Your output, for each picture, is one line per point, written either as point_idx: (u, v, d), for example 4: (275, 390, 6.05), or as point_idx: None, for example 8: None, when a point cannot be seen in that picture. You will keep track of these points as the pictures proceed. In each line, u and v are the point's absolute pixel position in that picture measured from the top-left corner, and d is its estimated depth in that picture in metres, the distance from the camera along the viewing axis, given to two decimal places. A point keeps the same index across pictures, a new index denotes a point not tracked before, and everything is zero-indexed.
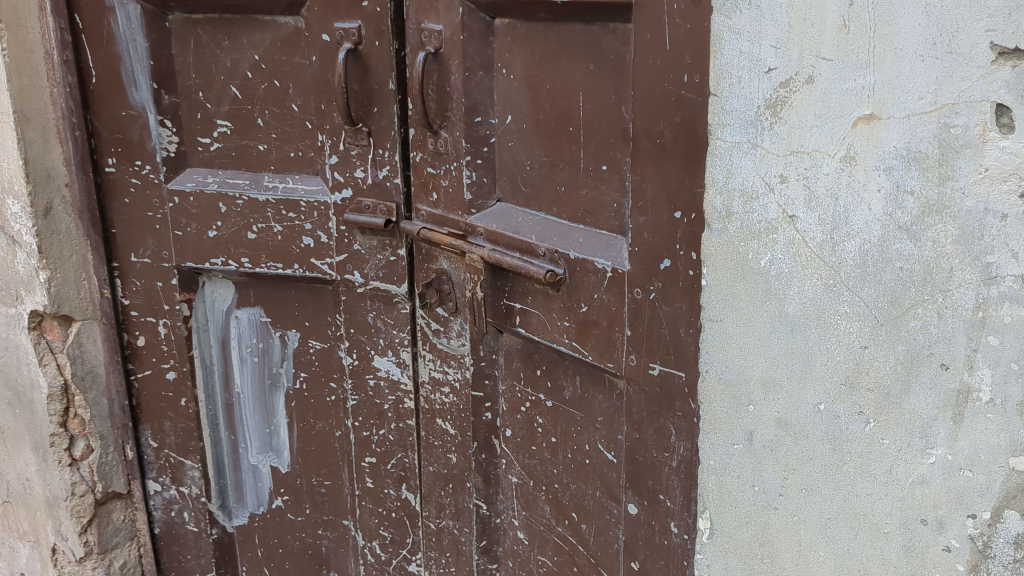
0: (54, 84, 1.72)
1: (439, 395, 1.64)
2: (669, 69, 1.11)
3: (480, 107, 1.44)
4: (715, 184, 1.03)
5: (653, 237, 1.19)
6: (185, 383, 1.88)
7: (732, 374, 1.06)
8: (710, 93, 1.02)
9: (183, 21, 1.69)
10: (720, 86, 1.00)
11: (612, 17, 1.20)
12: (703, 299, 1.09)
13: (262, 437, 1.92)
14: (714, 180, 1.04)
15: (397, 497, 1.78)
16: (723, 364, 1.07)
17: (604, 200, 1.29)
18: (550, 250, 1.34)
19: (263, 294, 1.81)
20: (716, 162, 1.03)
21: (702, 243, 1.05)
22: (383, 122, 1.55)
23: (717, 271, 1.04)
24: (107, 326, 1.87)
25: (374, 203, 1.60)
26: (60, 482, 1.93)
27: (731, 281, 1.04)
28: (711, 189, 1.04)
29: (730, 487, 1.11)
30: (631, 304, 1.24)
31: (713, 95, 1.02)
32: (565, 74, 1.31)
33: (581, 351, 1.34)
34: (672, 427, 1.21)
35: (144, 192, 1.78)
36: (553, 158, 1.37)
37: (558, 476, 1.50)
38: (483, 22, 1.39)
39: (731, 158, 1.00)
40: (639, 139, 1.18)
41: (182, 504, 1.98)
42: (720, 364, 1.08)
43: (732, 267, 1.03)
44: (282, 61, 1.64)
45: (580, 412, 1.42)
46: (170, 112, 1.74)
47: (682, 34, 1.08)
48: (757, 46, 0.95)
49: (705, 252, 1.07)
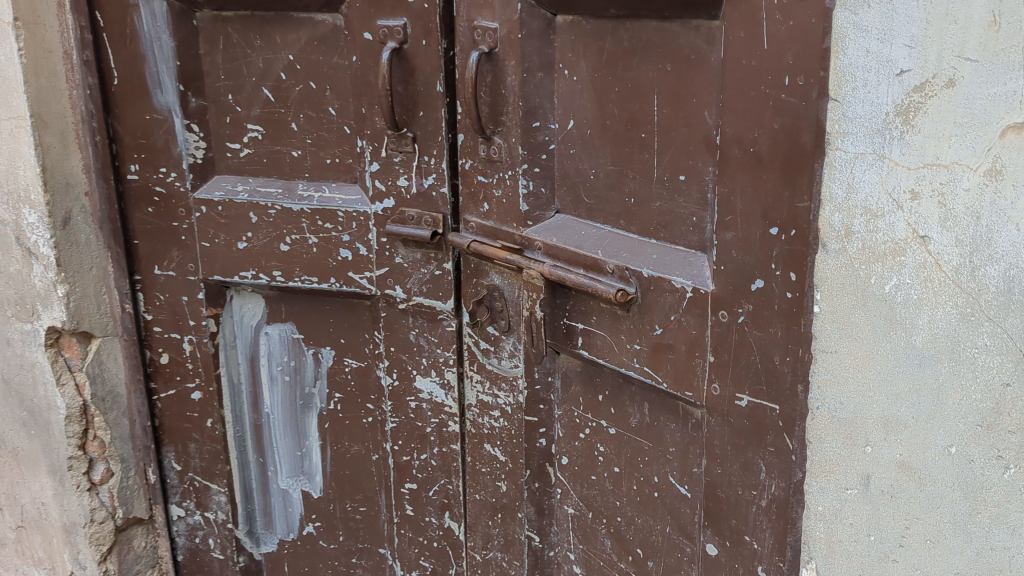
0: (74, 86, 1.62)
1: (488, 419, 1.54)
2: (766, 70, 1.01)
3: (539, 111, 1.33)
4: (832, 200, 0.91)
5: (742, 256, 1.08)
6: (211, 403, 1.78)
7: (845, 412, 0.94)
8: (830, 98, 0.90)
9: (211, 19, 1.58)
10: (842, 91, 0.89)
11: (694, 13, 1.10)
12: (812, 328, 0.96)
13: (292, 460, 1.81)
14: (831, 196, 0.91)
15: (439, 526, 1.67)
16: (836, 401, 0.95)
17: (681, 213, 1.19)
18: (619, 267, 1.24)
19: (295, 310, 1.70)
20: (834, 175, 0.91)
21: (815, 264, 0.94)
22: (429, 127, 1.45)
23: (832, 296, 0.92)
24: (128, 343, 1.77)
25: (419, 214, 1.50)
26: (78, 508, 1.82)
27: (848, 307, 0.92)
28: (826, 207, 0.92)
29: (841, 537, 0.99)
30: (715, 328, 1.13)
31: (833, 100, 0.90)
32: (637, 75, 1.20)
33: (654, 377, 1.23)
34: (762, 463, 1.11)
35: (168, 201, 1.67)
36: (621, 166, 1.25)
37: (621, 509, 1.39)
38: (544, 20, 1.29)
39: (853, 171, 0.89)
40: (729, 147, 1.07)
41: (207, 530, 1.87)
42: (832, 401, 0.96)
43: (849, 293, 0.91)
44: (320, 62, 1.53)
45: (648, 441, 1.32)
46: (197, 115, 1.63)
47: (783, 32, 0.98)
48: (888, 45, 0.84)
49: (817, 273, 0.95)
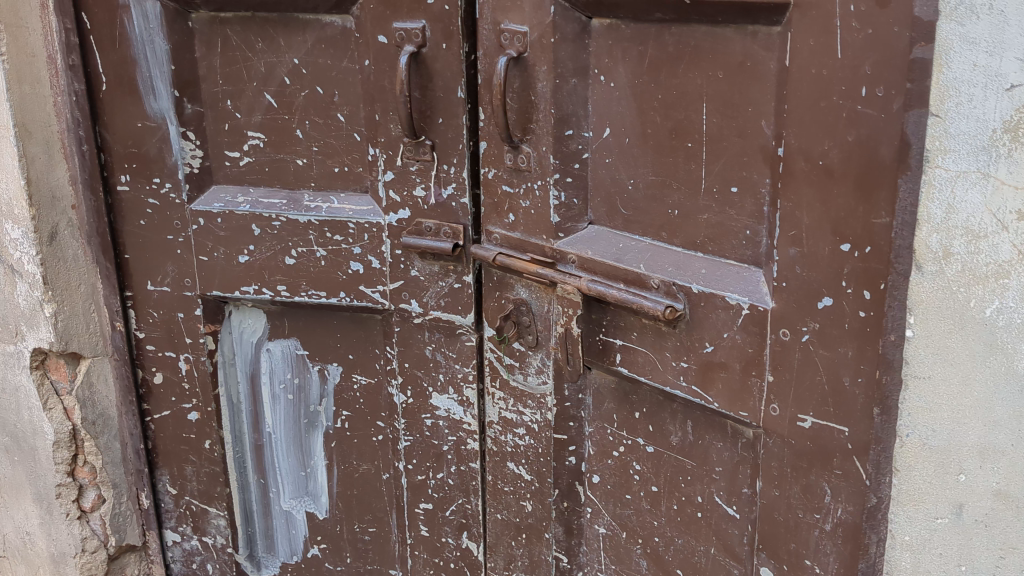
0: (58, 93, 1.54)
1: (512, 437, 1.48)
2: (840, 80, 0.96)
3: (572, 118, 1.27)
4: (931, 220, 0.93)
5: (809, 273, 1.03)
6: (209, 424, 1.69)
7: (939, 440, 0.98)
8: (930, 113, 0.90)
9: (208, 20, 1.49)
10: (944, 105, 0.90)
11: (753, 19, 1.04)
12: (903, 355, 0.98)
13: (295, 481, 1.73)
14: (928, 216, 0.93)
15: (457, 547, 1.62)
16: (929, 429, 0.98)
17: (733, 226, 1.14)
18: (666, 283, 1.19)
19: (300, 325, 1.62)
20: (931, 194, 0.92)
21: (909, 286, 0.96)
22: (449, 135, 1.38)
23: (930, 322, 0.95)
24: (119, 362, 1.68)
25: (437, 225, 1.43)
26: (68, 538, 1.75)
27: (946, 333, 0.95)
28: (923, 227, 0.94)
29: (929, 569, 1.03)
30: (775, 347, 1.08)
31: (933, 115, 0.90)
32: (684, 82, 1.14)
33: (703, 397, 1.18)
34: (826, 487, 1.07)
35: (163, 213, 1.58)
36: (665, 177, 1.20)
37: (659, 529, 1.35)
38: (578, 23, 1.22)
39: (955, 190, 0.91)
40: (794, 159, 1.02)
41: (205, 555, 1.79)
42: (925, 428, 0.99)
43: (947, 319, 0.95)
44: (327, 66, 1.45)
45: (691, 461, 1.27)
46: (194, 123, 1.54)
47: (861, 40, 0.93)
48: (997, 58, 0.86)
49: (912, 295, 0.96)
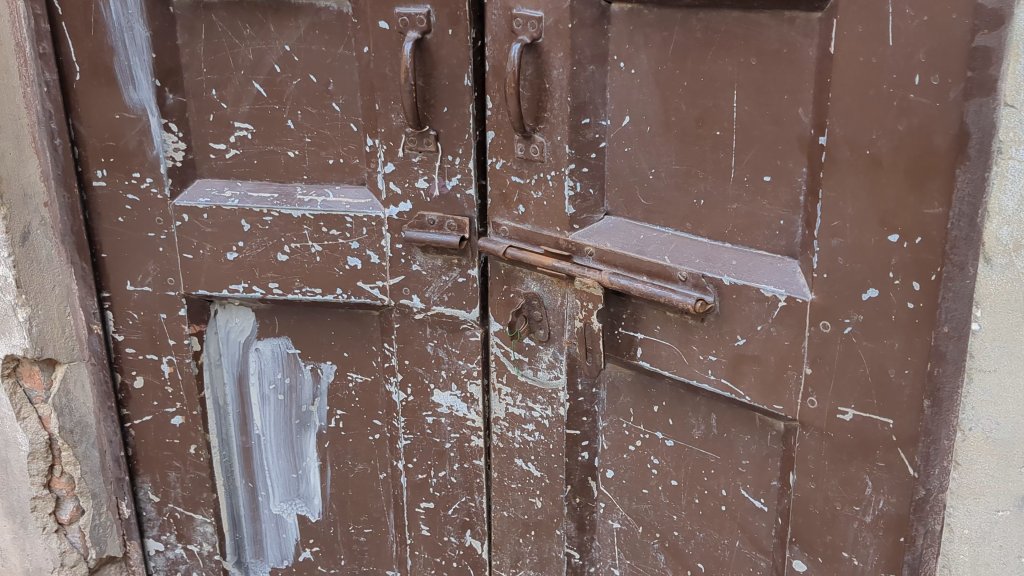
0: (27, 83, 1.45)
1: (519, 433, 1.44)
2: (891, 68, 0.94)
3: (589, 106, 1.23)
4: (1003, 212, 0.91)
5: (852, 264, 1.02)
6: (195, 429, 1.62)
7: (1004, 433, 0.98)
8: (1004, 103, 0.89)
9: (191, 5, 1.41)
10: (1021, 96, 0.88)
11: (792, 4, 1.01)
12: (969, 347, 0.97)
13: (286, 484, 1.67)
14: (999, 208, 0.92)
15: (459, 546, 1.58)
16: (994, 422, 0.98)
17: (764, 217, 1.11)
18: (694, 275, 1.16)
19: (291, 323, 1.56)
20: (1003, 186, 0.91)
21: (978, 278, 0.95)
22: (454, 124, 1.33)
23: (1001, 316, 0.94)
24: (96, 367, 1.59)
25: (441, 218, 1.38)
26: (46, 552, 1.67)
27: (1017, 327, 0.94)
28: (994, 218, 0.92)
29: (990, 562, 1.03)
30: (814, 339, 1.07)
31: (1006, 106, 0.89)
32: (712, 69, 1.11)
33: (734, 390, 1.16)
34: (867, 479, 1.06)
35: (143, 209, 1.51)
36: (689, 166, 1.17)
37: (679, 523, 1.32)
38: (597, 8, 1.18)
39: None
40: (838, 148, 1.00)
41: (190, 564, 1.72)
42: (988, 421, 0.98)
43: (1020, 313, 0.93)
44: (322, 53, 1.39)
45: (715, 454, 1.24)
46: (176, 113, 1.47)
47: (915, 28, 0.91)
48: None
49: (978, 288, 0.95)
